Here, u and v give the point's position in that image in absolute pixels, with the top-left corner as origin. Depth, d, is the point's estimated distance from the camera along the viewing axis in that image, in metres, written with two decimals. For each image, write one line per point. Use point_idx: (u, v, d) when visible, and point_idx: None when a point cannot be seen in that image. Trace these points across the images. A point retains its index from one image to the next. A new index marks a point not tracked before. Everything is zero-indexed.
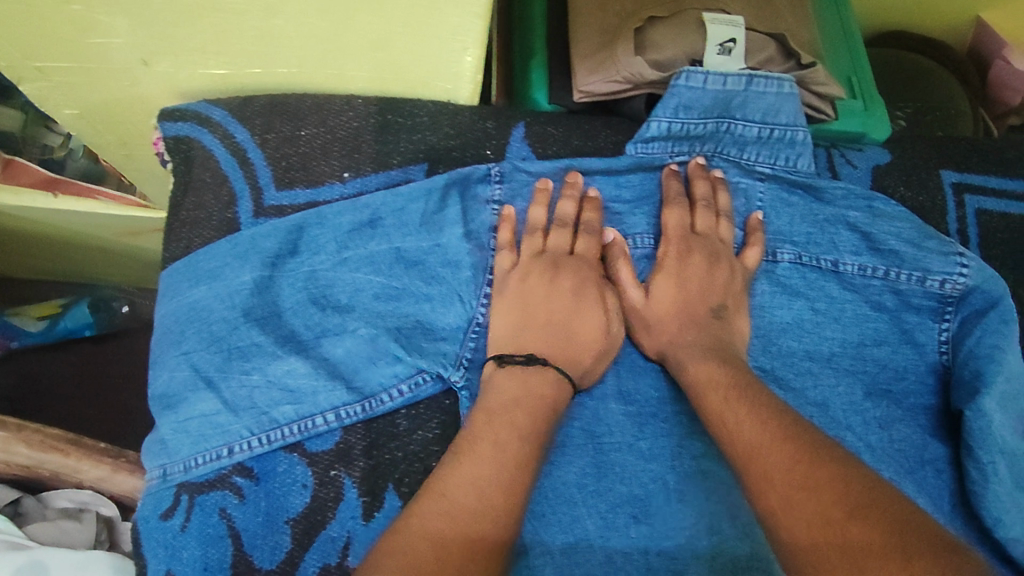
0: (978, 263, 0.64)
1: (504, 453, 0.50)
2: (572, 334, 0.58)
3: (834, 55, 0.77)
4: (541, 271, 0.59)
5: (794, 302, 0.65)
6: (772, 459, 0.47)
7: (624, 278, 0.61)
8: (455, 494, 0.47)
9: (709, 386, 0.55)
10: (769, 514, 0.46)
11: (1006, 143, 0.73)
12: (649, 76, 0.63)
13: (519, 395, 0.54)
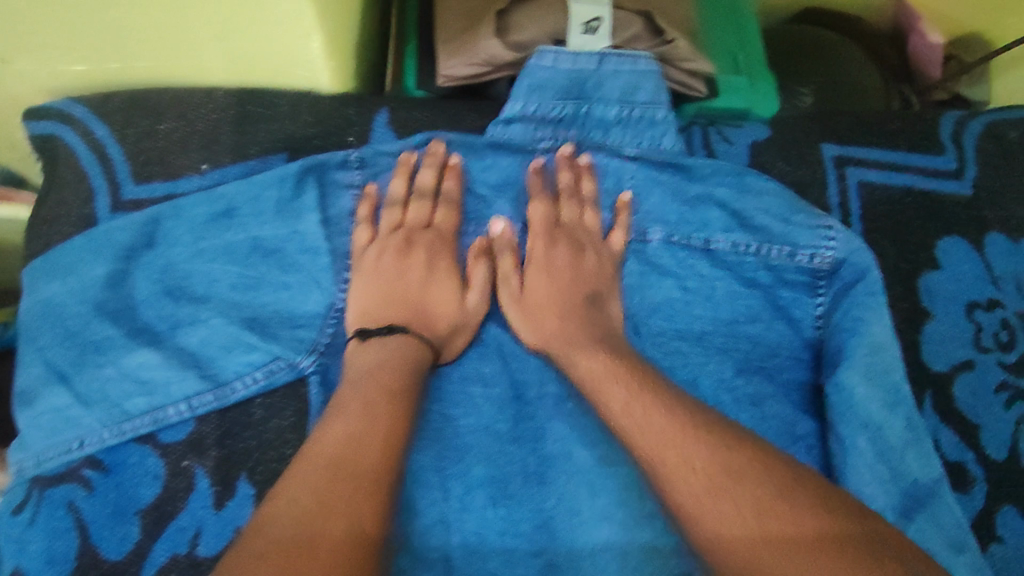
0: (845, 235, 0.64)
1: (376, 411, 0.50)
2: (427, 310, 0.59)
3: (721, 32, 0.77)
4: (396, 246, 0.60)
5: (664, 281, 0.65)
6: (681, 451, 0.46)
7: (506, 268, 0.62)
8: (328, 448, 0.47)
9: (596, 377, 0.54)
10: (690, 507, 0.43)
11: (889, 115, 0.73)
12: (511, 58, 0.63)
13: (380, 362, 0.54)
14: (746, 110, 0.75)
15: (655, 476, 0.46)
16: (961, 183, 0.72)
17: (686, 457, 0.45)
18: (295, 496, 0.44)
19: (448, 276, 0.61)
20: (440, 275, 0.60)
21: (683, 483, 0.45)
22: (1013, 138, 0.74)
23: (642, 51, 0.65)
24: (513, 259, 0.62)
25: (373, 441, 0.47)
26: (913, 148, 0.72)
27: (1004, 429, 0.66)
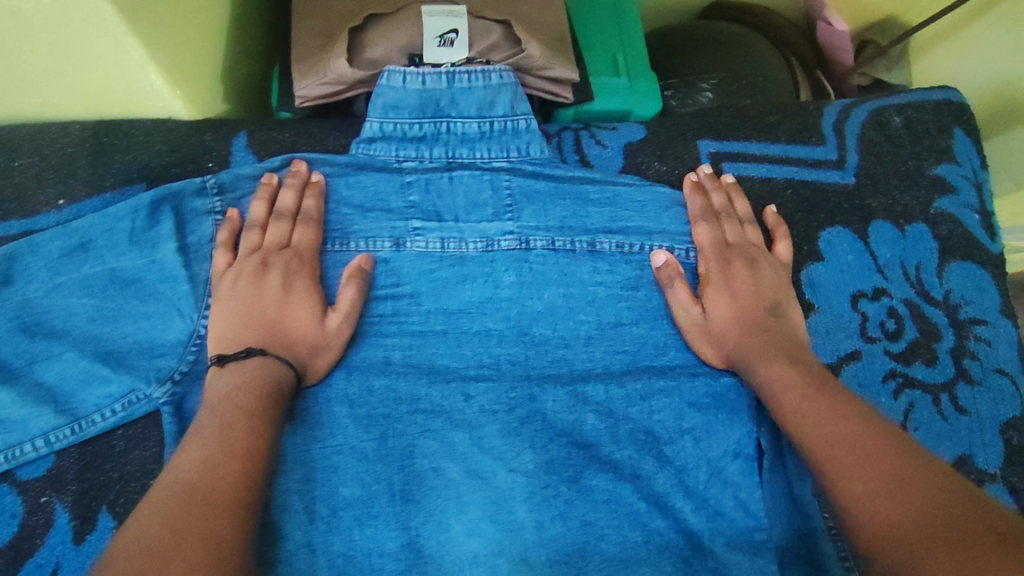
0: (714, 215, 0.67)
1: (232, 430, 0.50)
2: (283, 329, 0.58)
3: (602, 33, 0.76)
4: (251, 271, 0.59)
5: (546, 290, 0.66)
6: (854, 453, 0.47)
7: (344, 300, 0.61)
8: (182, 473, 0.47)
9: (781, 384, 0.56)
10: (856, 509, 0.44)
11: (769, 108, 0.73)
12: (362, 75, 0.63)
13: (240, 385, 0.53)
14: (626, 111, 0.74)
15: (833, 479, 0.47)
16: (843, 172, 0.71)
17: (834, 445, 0.48)
18: (152, 521, 0.43)
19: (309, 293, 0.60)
20: (298, 295, 0.59)
21: (833, 472, 0.47)
22: (896, 124, 0.74)
23: (499, 60, 0.66)
24: (687, 288, 0.64)
25: (227, 461, 0.48)
26: (792, 140, 0.71)
27: (892, 418, 0.66)
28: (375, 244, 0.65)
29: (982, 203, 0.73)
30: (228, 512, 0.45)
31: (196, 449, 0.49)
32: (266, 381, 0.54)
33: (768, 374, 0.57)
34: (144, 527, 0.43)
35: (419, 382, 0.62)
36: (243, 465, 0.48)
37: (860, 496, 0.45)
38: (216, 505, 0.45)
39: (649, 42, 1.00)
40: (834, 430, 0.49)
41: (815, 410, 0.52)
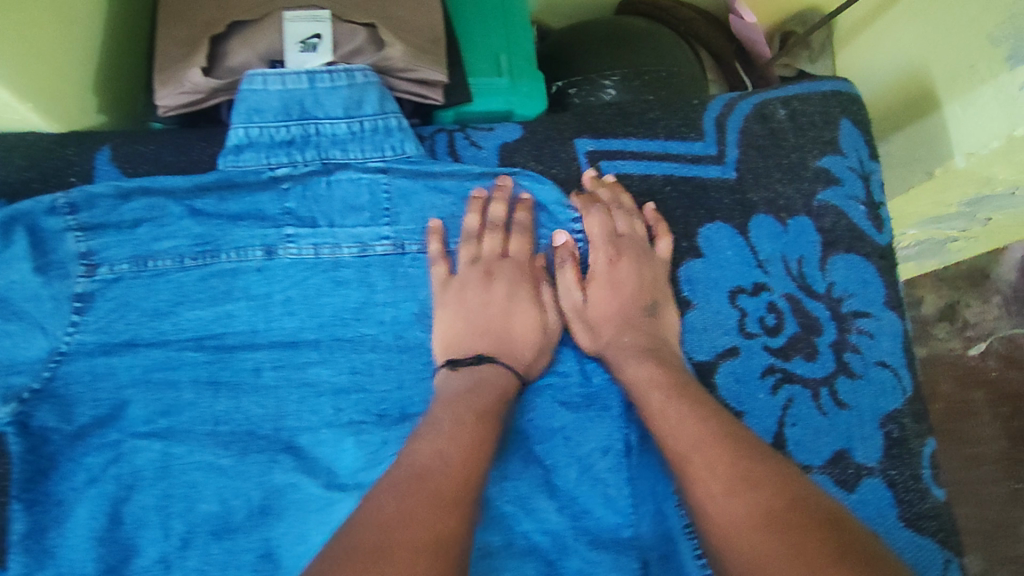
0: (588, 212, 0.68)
1: (462, 432, 0.54)
2: (509, 333, 0.63)
3: (486, 32, 0.75)
4: (478, 278, 0.64)
5: (420, 293, 0.65)
6: (706, 456, 0.54)
7: (434, 252, 0.65)
8: (438, 477, 0.50)
9: (643, 385, 0.60)
10: (706, 507, 0.52)
11: (651, 104, 0.72)
12: (219, 84, 0.63)
13: (471, 387, 0.58)
14: (508, 111, 0.74)
15: (687, 477, 0.54)
16: (724, 168, 0.70)
17: (694, 462, 0.54)
18: None
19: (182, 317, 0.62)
20: (515, 298, 0.64)
21: (698, 487, 0.53)
22: (781, 117, 0.73)
23: (362, 62, 0.65)
24: (576, 271, 0.67)
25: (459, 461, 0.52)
26: (672, 136, 0.70)
27: (767, 415, 0.65)
28: (246, 253, 0.64)
29: (868, 194, 0.73)
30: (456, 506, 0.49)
31: (452, 449, 0.52)
32: (482, 382, 0.59)
33: (634, 374, 0.61)
34: (366, 543, 0.44)
35: (289, 400, 0.62)
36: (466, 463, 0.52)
37: (720, 509, 0.51)
38: (444, 499, 0.48)
39: (560, 35, 0.98)
40: (697, 447, 0.55)
41: (678, 422, 0.57)
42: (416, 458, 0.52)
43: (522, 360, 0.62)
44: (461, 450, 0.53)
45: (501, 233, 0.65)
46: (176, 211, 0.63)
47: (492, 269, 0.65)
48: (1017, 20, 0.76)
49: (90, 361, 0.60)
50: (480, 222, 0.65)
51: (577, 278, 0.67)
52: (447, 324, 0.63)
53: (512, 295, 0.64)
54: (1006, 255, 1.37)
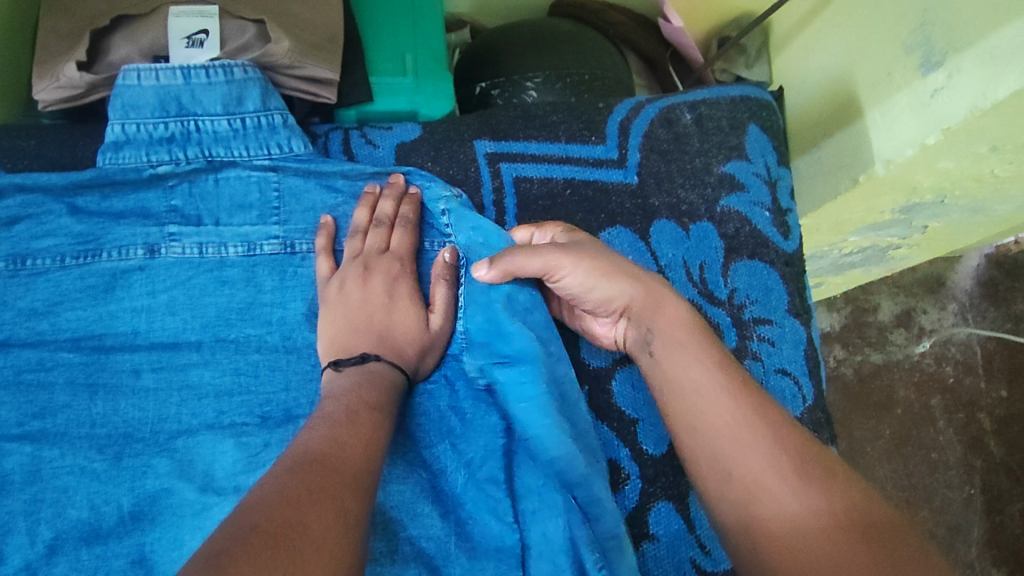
0: (456, 211, 0.65)
1: (360, 419, 0.53)
2: (391, 332, 0.60)
3: (391, 32, 0.74)
4: (355, 274, 0.61)
5: (309, 293, 0.63)
6: (747, 435, 0.49)
7: (319, 247, 0.63)
8: (351, 460, 0.49)
9: (665, 340, 0.55)
10: (755, 496, 0.47)
11: (553, 107, 0.71)
12: (96, 78, 0.61)
13: (360, 378, 0.56)
14: (413, 112, 0.73)
15: (724, 456, 0.49)
16: (626, 172, 0.70)
17: (759, 470, 0.47)
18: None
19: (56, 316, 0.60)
20: (396, 297, 0.61)
21: (764, 499, 0.47)
22: (687, 121, 0.72)
23: (247, 58, 0.63)
24: (447, 295, 0.63)
25: (372, 448, 0.51)
26: (573, 139, 0.70)
27: (661, 423, 0.65)
28: (128, 252, 0.62)
29: (774, 200, 0.72)
30: (357, 486, 0.47)
31: (364, 436, 0.51)
32: (368, 381, 0.56)
33: (667, 321, 0.56)
34: (266, 521, 0.41)
35: (169, 402, 0.59)
36: (365, 450, 0.51)
37: (788, 522, 0.45)
38: (345, 479, 0.47)
39: (487, 36, 0.97)
40: (766, 450, 0.48)
41: (727, 427, 0.50)
42: (330, 449, 0.49)
43: (409, 358, 0.60)
44: (375, 438, 0.52)
45: (391, 230, 0.64)
46: (56, 210, 0.61)
47: (371, 263, 0.62)
48: (928, 30, 0.78)
49: None
50: (368, 217, 0.63)
51: (448, 301, 0.63)
52: (334, 323, 0.60)
53: (391, 290, 0.61)
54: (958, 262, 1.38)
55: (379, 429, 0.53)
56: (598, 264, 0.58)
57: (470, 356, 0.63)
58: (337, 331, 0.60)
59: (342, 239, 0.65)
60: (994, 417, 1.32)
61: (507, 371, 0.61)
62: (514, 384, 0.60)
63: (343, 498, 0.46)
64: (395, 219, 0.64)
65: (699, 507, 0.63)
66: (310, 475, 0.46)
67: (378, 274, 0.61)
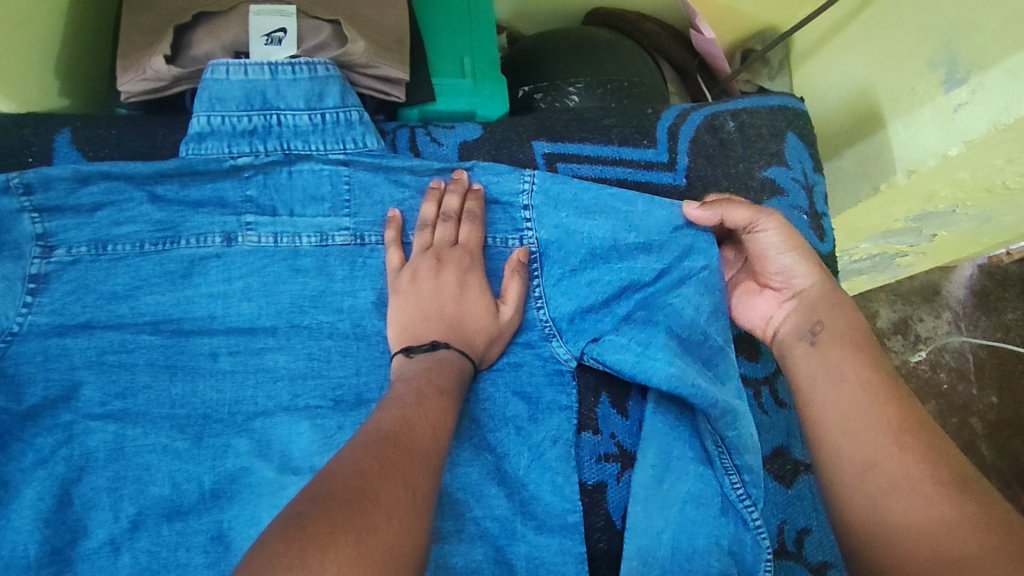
0: (540, 208, 0.69)
1: (428, 402, 0.55)
2: (461, 321, 0.63)
3: (450, 37, 0.78)
4: (428, 266, 0.64)
5: (378, 283, 0.66)
6: (898, 441, 0.55)
7: (388, 239, 0.65)
8: (419, 440, 0.51)
9: (837, 338, 0.62)
10: (891, 489, 0.53)
11: (606, 112, 0.75)
12: (181, 72, 0.63)
13: (430, 365, 0.59)
14: (470, 112, 0.76)
15: (870, 450, 0.56)
16: (675, 175, 0.73)
17: (907, 471, 0.53)
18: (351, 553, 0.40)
19: (137, 301, 0.61)
20: (466, 288, 0.64)
21: (901, 496, 0.52)
22: (730, 129, 0.76)
23: (325, 57, 0.66)
24: (520, 290, 0.66)
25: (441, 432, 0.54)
26: (626, 142, 0.73)
27: None
28: (205, 239, 0.64)
29: (810, 205, 0.76)
30: (425, 468, 0.50)
31: (433, 420, 0.54)
32: (441, 367, 0.59)
33: (835, 322, 0.63)
34: (341, 489, 0.44)
35: (246, 384, 0.61)
36: (435, 434, 0.53)
37: (919, 520, 0.51)
38: (415, 459, 0.50)
39: (526, 42, 1.01)
40: (915, 457, 0.54)
41: (881, 428, 0.56)
42: (397, 428, 0.51)
43: (477, 347, 0.63)
44: (443, 423, 0.55)
45: (459, 224, 0.66)
46: (137, 197, 0.63)
47: (443, 255, 0.65)
48: (953, 48, 0.84)
49: (43, 342, 0.59)
50: (435, 211, 0.66)
51: (520, 295, 0.65)
52: (408, 312, 0.62)
53: (461, 281, 0.64)
54: (955, 273, 1.44)
55: (443, 411, 0.56)
56: (793, 232, 0.65)
57: (564, 344, 0.67)
58: (409, 319, 0.62)
59: (408, 233, 0.67)
60: (986, 421, 1.38)
61: (602, 340, 0.65)
62: (614, 341, 0.65)
63: (412, 477, 0.48)
64: (460, 212, 0.67)
65: None
66: (387, 454, 0.48)
67: (449, 266, 0.64)
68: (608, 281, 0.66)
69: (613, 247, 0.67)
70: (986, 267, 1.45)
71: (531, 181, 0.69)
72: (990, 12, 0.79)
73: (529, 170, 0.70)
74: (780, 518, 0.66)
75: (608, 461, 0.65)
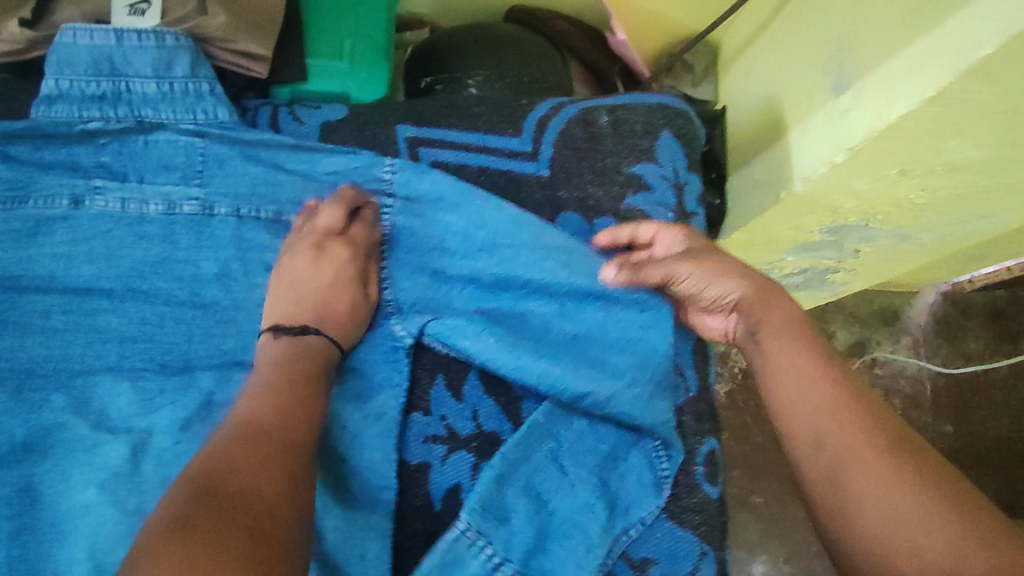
0: (404, 199, 0.70)
1: (296, 389, 0.56)
2: (298, 293, 0.64)
3: (335, 18, 0.78)
4: (308, 251, 0.65)
5: (224, 253, 0.67)
6: (839, 417, 0.56)
7: (293, 226, 0.68)
8: (291, 425, 0.54)
9: (774, 325, 0.63)
10: (841, 467, 0.54)
11: (475, 100, 0.75)
12: (36, 35, 0.65)
13: (302, 351, 0.60)
14: (344, 94, 0.77)
15: (813, 428, 0.57)
16: (538, 165, 0.74)
17: (853, 444, 0.54)
18: (230, 536, 0.43)
19: None
20: (321, 267, 0.64)
21: (854, 473, 0.53)
22: (602, 123, 0.75)
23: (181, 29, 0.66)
24: (363, 273, 0.66)
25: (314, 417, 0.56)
26: (491, 130, 0.73)
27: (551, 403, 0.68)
28: (52, 202, 0.65)
29: (679, 203, 0.76)
30: (298, 451, 0.52)
31: (310, 408, 0.56)
32: (295, 348, 0.60)
33: (778, 314, 0.63)
34: (213, 488, 0.46)
35: (75, 342, 0.62)
36: (307, 418, 0.56)
37: (877, 497, 0.52)
38: (286, 443, 0.52)
39: (440, 34, 1.03)
40: (859, 430, 0.55)
41: (820, 405, 0.57)
42: (269, 422, 0.53)
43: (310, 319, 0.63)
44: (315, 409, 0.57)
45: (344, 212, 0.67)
46: None
47: (324, 244, 0.65)
48: (840, 56, 0.83)
49: None
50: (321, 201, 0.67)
51: (362, 279, 0.66)
52: None
53: (316, 259, 0.64)
54: (917, 298, 1.51)
55: (298, 388, 0.57)
56: (715, 266, 0.66)
57: (401, 322, 0.67)
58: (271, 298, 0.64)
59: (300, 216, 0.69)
60: None
61: (447, 324, 0.66)
62: (455, 326, 0.65)
63: (290, 458, 0.51)
64: (329, 197, 0.67)
65: None
66: (262, 446, 0.51)
67: (329, 255, 0.65)
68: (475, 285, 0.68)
69: (464, 242, 0.68)
70: (947, 295, 1.52)
71: (390, 169, 0.70)
72: (870, 17, 0.78)
73: (388, 157, 0.71)
74: None
75: (435, 443, 0.65)
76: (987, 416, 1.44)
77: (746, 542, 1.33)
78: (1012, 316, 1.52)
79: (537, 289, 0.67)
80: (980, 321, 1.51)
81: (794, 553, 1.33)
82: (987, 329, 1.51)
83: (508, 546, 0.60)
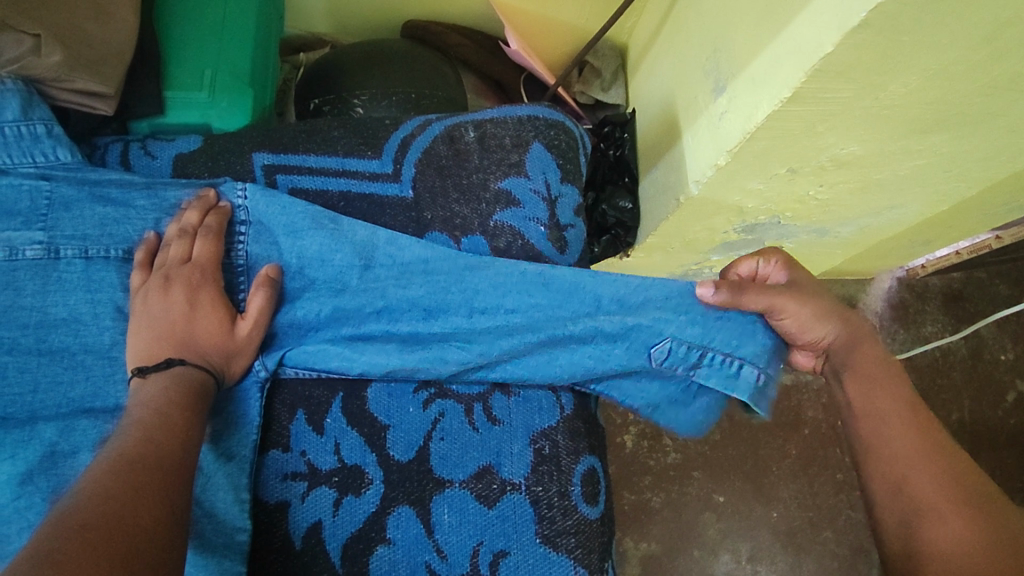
0: (255, 226, 0.68)
1: (168, 422, 0.54)
2: (139, 330, 0.61)
3: (199, 47, 0.77)
4: (157, 285, 0.61)
5: (71, 298, 0.64)
6: (920, 468, 0.59)
7: (139, 260, 0.64)
8: (166, 459, 0.52)
9: (869, 374, 0.65)
10: (918, 514, 0.57)
11: (336, 123, 0.74)
12: None
13: (154, 394, 0.56)
14: (206, 125, 0.76)
15: (895, 472, 0.60)
16: (401, 186, 0.73)
17: (931, 492, 0.57)
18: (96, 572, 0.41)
19: None
20: (172, 302, 0.60)
21: (929, 513, 0.57)
22: (469, 139, 0.74)
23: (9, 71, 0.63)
24: (263, 303, 0.64)
25: (190, 447, 0.55)
26: (350, 153, 0.72)
27: (413, 430, 0.67)
28: None
29: (551, 216, 0.73)
30: (178, 481, 0.51)
31: (186, 434, 0.55)
32: (173, 385, 0.57)
33: (868, 359, 0.65)
34: (91, 518, 0.45)
35: None
36: (184, 447, 0.54)
37: (949, 538, 0.55)
38: (165, 472, 0.51)
39: (332, 52, 1.02)
40: (939, 480, 0.58)
41: (904, 452, 0.60)
42: (144, 453, 0.51)
43: (155, 358, 0.59)
44: (193, 437, 0.55)
45: (201, 240, 0.64)
46: None
47: (172, 274, 0.62)
48: (718, 56, 0.81)
49: None
50: (174, 229, 0.65)
51: (261, 310, 0.64)
52: None
53: (167, 294, 0.61)
54: (871, 285, 1.48)
55: (165, 418, 0.54)
56: (817, 306, 0.66)
57: (260, 358, 0.65)
58: (130, 341, 0.61)
59: (157, 246, 0.65)
60: None
61: (308, 349, 0.66)
62: (319, 351, 0.66)
63: (169, 492, 0.50)
64: (199, 228, 0.65)
65: (441, 512, 0.64)
66: (138, 477, 0.49)
67: (178, 284, 0.61)
68: (336, 309, 0.67)
69: (322, 266, 0.68)
70: (902, 280, 1.48)
71: (243, 194, 0.69)
72: (739, 17, 0.77)
73: (242, 182, 0.70)
74: (476, 540, 0.64)
75: (295, 480, 0.64)
76: (949, 399, 1.40)
77: (709, 541, 1.24)
78: (971, 297, 1.47)
79: (416, 306, 0.68)
80: (939, 303, 1.47)
81: (759, 549, 1.24)
82: (945, 312, 1.46)
83: (497, 448, 0.66)
